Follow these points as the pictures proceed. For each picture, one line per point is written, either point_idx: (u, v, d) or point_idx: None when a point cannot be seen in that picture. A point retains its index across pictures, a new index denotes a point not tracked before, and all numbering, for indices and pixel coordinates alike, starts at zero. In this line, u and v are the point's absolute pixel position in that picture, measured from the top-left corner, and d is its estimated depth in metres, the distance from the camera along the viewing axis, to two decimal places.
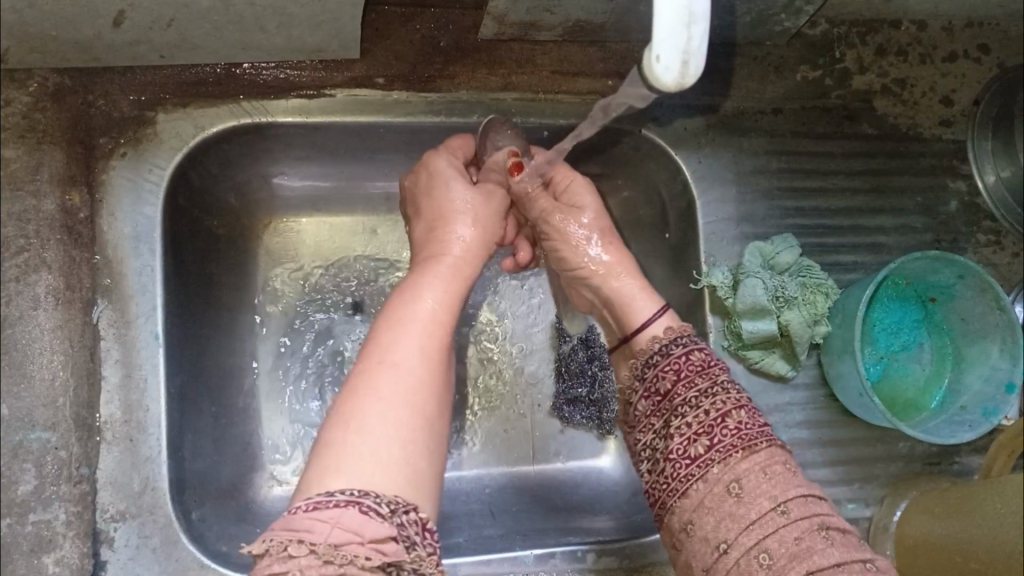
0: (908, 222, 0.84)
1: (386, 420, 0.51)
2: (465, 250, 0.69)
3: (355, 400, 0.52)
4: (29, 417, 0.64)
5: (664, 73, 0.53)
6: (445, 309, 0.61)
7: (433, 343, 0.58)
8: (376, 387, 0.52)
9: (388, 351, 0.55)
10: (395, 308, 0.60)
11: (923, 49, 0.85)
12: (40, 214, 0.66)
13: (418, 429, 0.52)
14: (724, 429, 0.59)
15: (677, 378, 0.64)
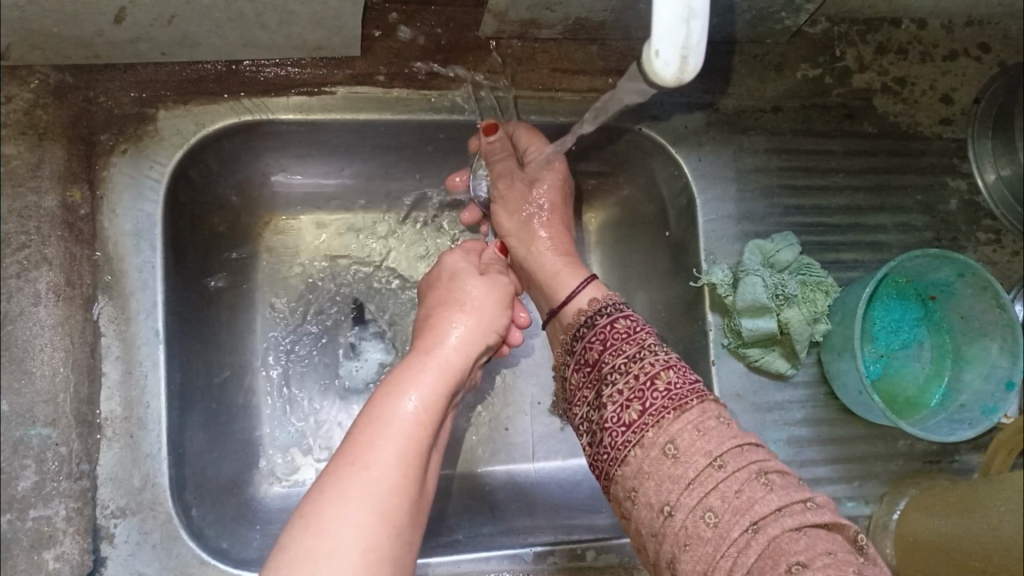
0: (909, 220, 0.84)
1: (349, 525, 0.50)
2: (459, 339, 0.68)
3: (334, 489, 0.51)
4: (29, 414, 0.63)
5: (663, 69, 0.53)
6: (433, 409, 0.60)
7: (419, 443, 0.57)
8: (346, 487, 0.51)
9: (375, 443, 0.55)
10: (389, 396, 0.59)
11: (923, 47, 0.85)
12: (40, 211, 0.65)
13: (377, 548, 0.50)
14: (655, 391, 0.60)
15: (604, 348, 0.65)
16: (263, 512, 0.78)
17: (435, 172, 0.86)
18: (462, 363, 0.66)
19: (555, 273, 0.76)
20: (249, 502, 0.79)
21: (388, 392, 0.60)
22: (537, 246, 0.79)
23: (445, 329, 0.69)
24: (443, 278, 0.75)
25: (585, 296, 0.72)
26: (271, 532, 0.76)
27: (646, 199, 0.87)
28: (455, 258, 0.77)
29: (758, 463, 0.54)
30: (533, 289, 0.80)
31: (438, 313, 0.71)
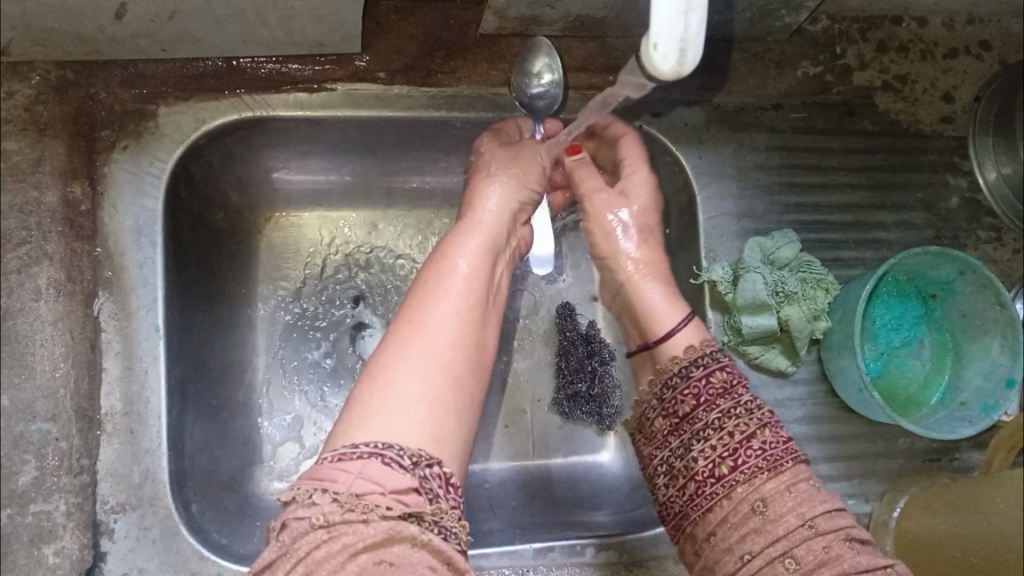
0: (909, 219, 0.84)
1: (416, 381, 0.55)
2: (496, 210, 0.71)
3: (395, 350, 0.56)
4: (31, 409, 0.63)
5: (662, 61, 0.53)
6: (480, 276, 0.65)
7: (472, 303, 0.62)
8: (408, 346, 0.56)
9: (429, 313, 0.60)
10: (439, 271, 0.64)
11: (924, 45, 0.85)
12: (41, 207, 0.65)
13: (440, 399, 0.55)
14: (751, 451, 0.62)
15: (697, 403, 0.66)
16: (264, 507, 0.78)
17: (436, 169, 0.86)
18: (500, 235, 0.70)
19: (652, 310, 0.74)
20: (250, 498, 0.78)
21: (436, 264, 0.65)
22: (630, 278, 0.78)
23: (484, 200, 0.71)
24: (479, 149, 0.76)
25: (682, 339, 0.71)
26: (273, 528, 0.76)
27: None
28: (500, 136, 0.76)
29: (848, 528, 0.57)
30: (626, 318, 0.80)
31: (477, 182, 0.73)
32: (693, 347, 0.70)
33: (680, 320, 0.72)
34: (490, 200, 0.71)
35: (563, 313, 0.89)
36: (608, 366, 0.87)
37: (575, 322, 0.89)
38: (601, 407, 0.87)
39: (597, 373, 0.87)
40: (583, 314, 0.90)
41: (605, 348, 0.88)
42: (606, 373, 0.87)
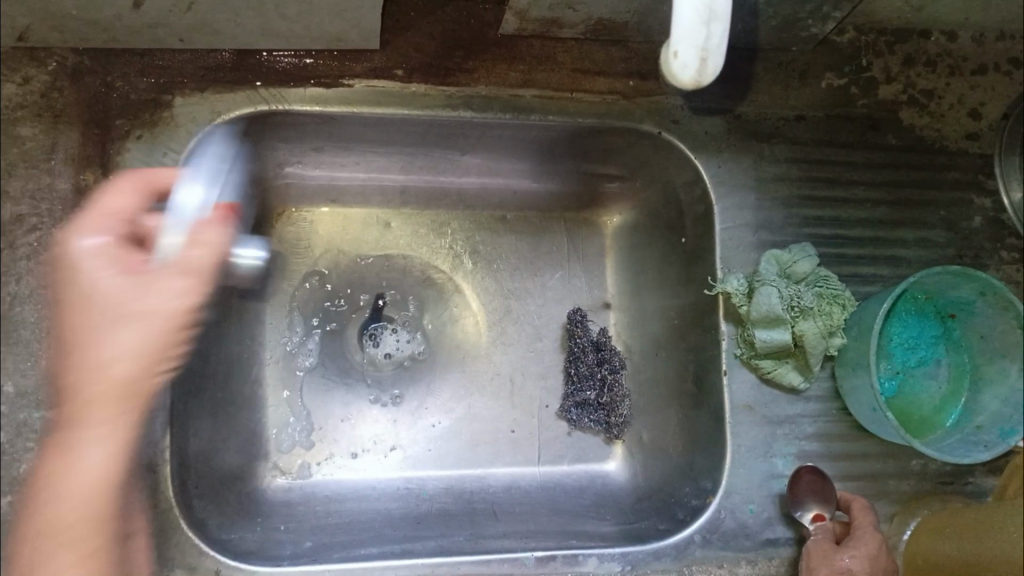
0: (931, 236, 0.82)
1: (65, 500, 0.62)
2: (137, 337, 0.63)
3: (45, 482, 0.63)
4: (33, 396, 0.66)
5: (682, 70, 0.54)
6: (138, 357, 0.64)
7: (95, 485, 0.63)
8: (58, 469, 0.63)
9: (64, 464, 0.63)
10: (75, 421, 0.63)
11: (952, 60, 0.83)
12: (54, 193, 0.68)
13: (85, 519, 0.63)
14: None
15: None
16: (264, 504, 0.78)
17: (451, 171, 0.85)
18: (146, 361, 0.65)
19: None
20: (251, 493, 0.78)
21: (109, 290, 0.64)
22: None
23: (120, 310, 0.63)
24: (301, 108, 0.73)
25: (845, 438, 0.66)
26: (272, 526, 0.76)
27: (663, 204, 0.85)
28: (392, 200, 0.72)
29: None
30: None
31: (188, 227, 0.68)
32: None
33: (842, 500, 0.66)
34: (120, 324, 0.63)
35: (574, 319, 0.87)
36: (618, 374, 0.86)
37: (586, 329, 0.87)
38: (609, 416, 0.85)
39: (606, 381, 0.85)
40: (594, 320, 0.89)
41: (614, 355, 0.86)
42: (616, 382, 0.85)
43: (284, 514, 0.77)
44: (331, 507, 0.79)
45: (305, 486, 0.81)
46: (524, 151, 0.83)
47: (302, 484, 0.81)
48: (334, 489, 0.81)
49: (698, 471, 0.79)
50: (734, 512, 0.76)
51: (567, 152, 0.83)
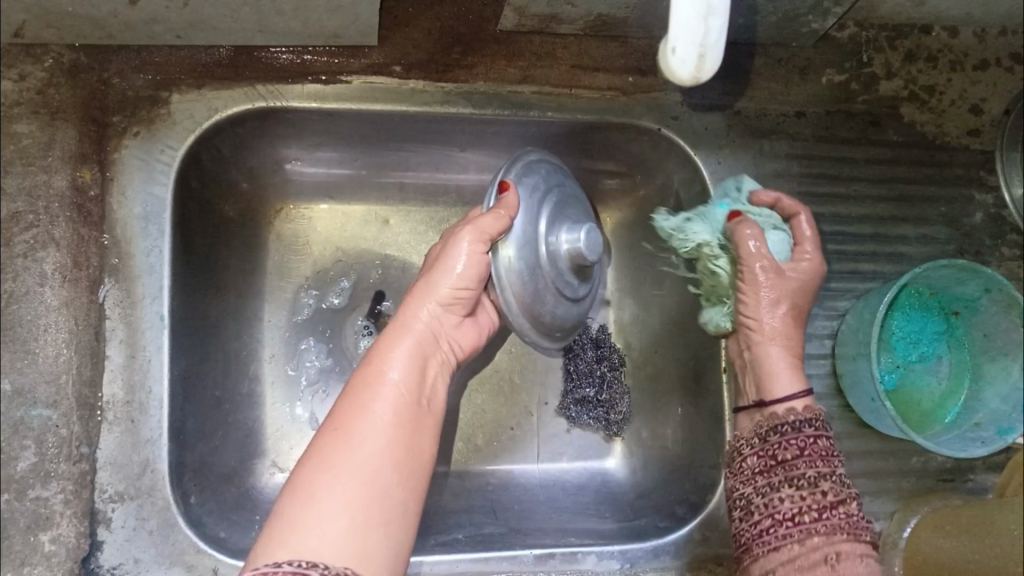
0: (931, 233, 0.82)
1: (341, 490, 0.54)
2: (404, 361, 0.64)
3: (301, 492, 0.54)
4: (31, 393, 0.65)
5: (680, 67, 0.55)
6: (410, 386, 0.63)
7: (382, 456, 0.57)
8: (331, 457, 0.56)
9: (336, 451, 0.56)
10: (351, 415, 0.59)
11: (953, 56, 0.83)
12: (51, 189, 0.67)
13: (380, 500, 0.55)
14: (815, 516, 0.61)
15: (800, 454, 0.64)
16: (263, 502, 0.77)
17: (451, 169, 0.85)
18: (415, 386, 0.64)
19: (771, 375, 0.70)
20: (251, 491, 0.78)
21: (417, 339, 0.67)
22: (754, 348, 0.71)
23: (388, 358, 0.64)
24: (422, 273, 0.71)
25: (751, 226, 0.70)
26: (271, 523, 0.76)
27: (663, 201, 0.85)
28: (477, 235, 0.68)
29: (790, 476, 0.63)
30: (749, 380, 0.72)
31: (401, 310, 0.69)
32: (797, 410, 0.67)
33: (788, 390, 0.69)
34: (394, 360, 0.64)
35: None
36: (617, 372, 0.87)
37: (585, 326, 0.87)
38: (608, 412, 0.86)
39: (605, 378, 0.86)
40: (593, 317, 0.88)
41: (613, 353, 0.87)
42: (615, 380, 0.86)
43: None
44: None
45: None
46: (524, 148, 0.82)
47: None
48: None
49: (699, 468, 0.79)
50: None
51: (567, 148, 0.82)
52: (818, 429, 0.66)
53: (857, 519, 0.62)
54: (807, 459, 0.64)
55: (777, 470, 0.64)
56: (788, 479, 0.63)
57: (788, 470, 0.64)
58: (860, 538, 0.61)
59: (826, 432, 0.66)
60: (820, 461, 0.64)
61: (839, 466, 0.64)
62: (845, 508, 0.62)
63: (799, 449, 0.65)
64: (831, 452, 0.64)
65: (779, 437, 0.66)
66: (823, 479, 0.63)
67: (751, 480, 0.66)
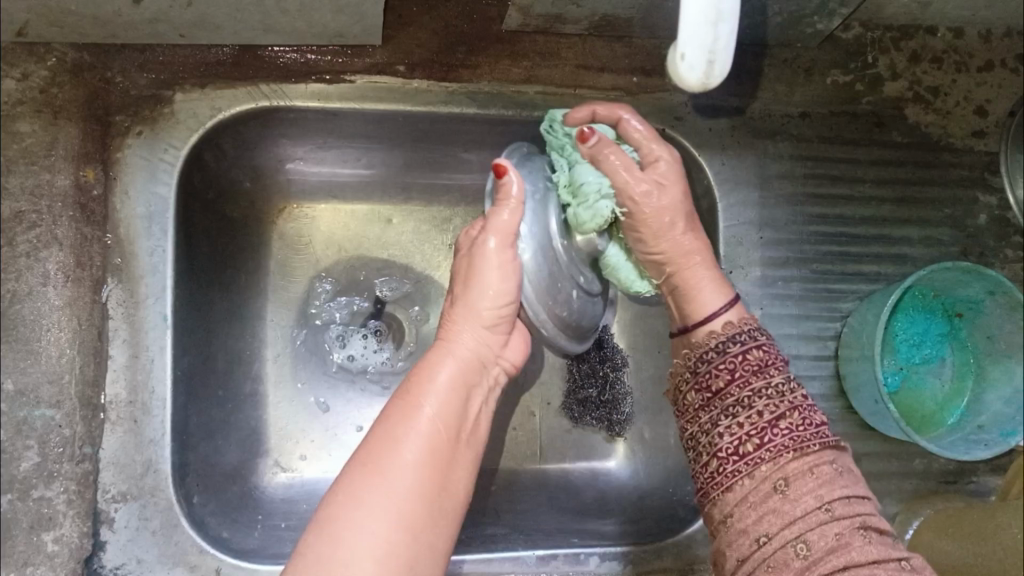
0: (935, 234, 0.82)
1: (368, 530, 0.50)
2: (442, 393, 0.59)
3: (330, 530, 0.50)
4: (34, 393, 0.64)
5: (689, 72, 0.54)
6: (447, 421, 0.58)
7: (419, 492, 0.53)
8: (362, 493, 0.51)
9: (366, 486, 0.52)
10: (387, 443, 0.54)
11: (958, 57, 0.82)
12: (53, 189, 0.66)
13: (408, 540, 0.51)
14: (777, 431, 0.57)
15: (732, 377, 0.60)
16: (265, 502, 0.77)
17: (454, 169, 0.85)
18: (452, 420, 0.58)
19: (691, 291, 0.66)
20: (254, 491, 0.78)
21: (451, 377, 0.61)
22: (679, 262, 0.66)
23: (425, 390, 0.59)
24: (455, 270, 0.67)
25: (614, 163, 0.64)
26: (273, 523, 0.76)
27: None
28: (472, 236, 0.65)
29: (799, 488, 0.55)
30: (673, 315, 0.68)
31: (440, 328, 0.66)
32: (728, 325, 0.63)
33: (720, 305, 0.65)
34: (428, 393, 0.59)
35: None
36: (619, 372, 0.86)
37: None
38: (611, 413, 0.85)
39: (608, 378, 0.85)
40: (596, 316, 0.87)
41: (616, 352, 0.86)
42: (617, 380, 0.86)
43: (286, 511, 0.77)
44: None
45: (306, 483, 0.80)
46: None
47: (303, 481, 0.80)
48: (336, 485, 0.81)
49: None
50: None
51: None
52: (751, 338, 0.62)
53: (807, 438, 0.57)
54: (740, 382, 0.60)
55: (716, 401, 0.60)
56: (727, 409, 0.59)
57: (721, 399, 0.60)
58: (814, 452, 0.57)
59: (769, 342, 0.62)
60: (754, 377, 0.59)
61: (776, 378, 0.60)
62: (788, 419, 0.58)
63: (731, 371, 0.60)
64: (766, 365, 0.60)
65: (707, 364, 0.62)
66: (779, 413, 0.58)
67: (690, 413, 0.62)
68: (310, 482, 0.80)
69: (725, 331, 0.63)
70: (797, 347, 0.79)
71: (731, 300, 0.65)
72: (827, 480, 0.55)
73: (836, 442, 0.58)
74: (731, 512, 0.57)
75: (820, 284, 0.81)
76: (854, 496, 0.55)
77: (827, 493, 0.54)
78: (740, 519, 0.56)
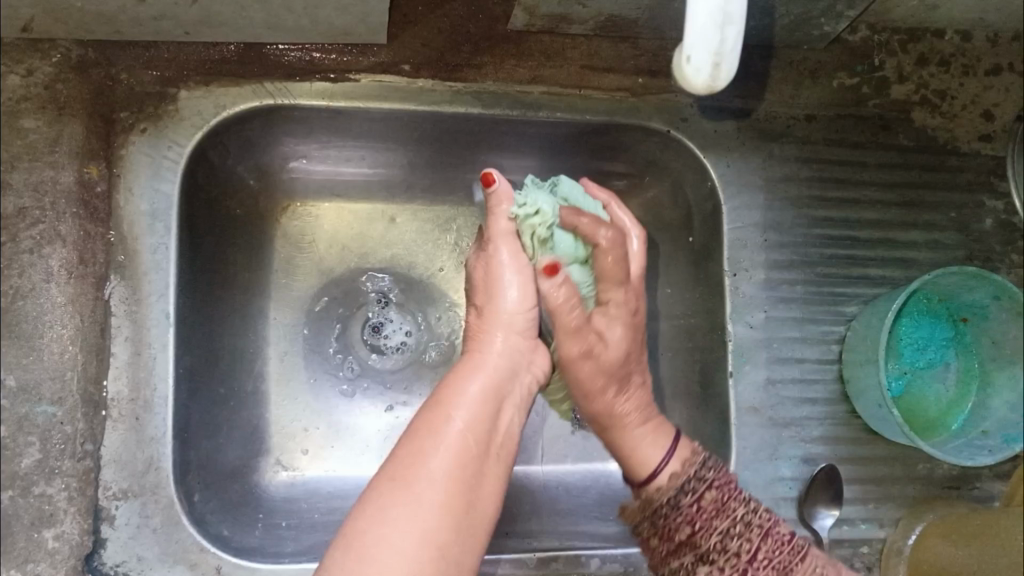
0: (941, 238, 0.82)
1: (394, 551, 0.52)
2: (472, 406, 0.61)
3: (357, 546, 0.53)
4: (36, 390, 0.65)
5: (695, 75, 0.55)
6: (476, 434, 0.60)
7: (443, 512, 0.55)
8: (388, 506, 0.54)
9: (394, 499, 0.54)
10: (421, 448, 0.57)
11: (966, 60, 0.82)
12: (57, 186, 0.67)
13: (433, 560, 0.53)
14: (756, 567, 0.62)
15: (694, 530, 0.63)
16: (266, 500, 0.77)
17: (457, 169, 0.85)
18: (481, 432, 0.60)
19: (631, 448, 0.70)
20: (255, 489, 0.78)
21: (488, 384, 0.63)
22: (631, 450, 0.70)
23: (456, 401, 0.61)
24: (473, 293, 0.70)
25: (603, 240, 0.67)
26: (274, 521, 0.76)
27: (670, 203, 0.84)
28: (482, 267, 0.68)
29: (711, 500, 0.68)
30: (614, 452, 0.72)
31: (471, 338, 0.68)
32: (677, 469, 0.67)
33: (661, 456, 0.69)
34: (458, 404, 0.61)
35: None
36: None
37: None
38: None
39: None
40: None
41: None
42: None
43: (287, 510, 0.77)
44: (334, 504, 0.79)
45: (308, 483, 0.80)
46: (531, 149, 0.82)
47: (304, 480, 0.80)
48: (336, 485, 0.81)
49: None
50: None
51: (577, 150, 0.82)
52: (701, 480, 0.66)
53: (788, 560, 0.62)
54: (705, 532, 0.63)
55: (686, 550, 0.63)
56: (699, 557, 0.63)
57: (695, 547, 0.63)
58: (800, 571, 0.62)
59: (719, 477, 0.66)
60: (716, 519, 0.63)
61: (737, 511, 0.64)
62: (763, 556, 0.62)
63: (691, 524, 0.64)
64: (723, 503, 0.64)
65: (666, 518, 0.65)
66: (744, 530, 0.63)
67: (668, 563, 0.64)
68: (312, 481, 0.81)
69: (672, 482, 0.67)
70: (800, 350, 0.79)
71: (673, 441, 0.70)
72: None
73: (805, 547, 0.63)
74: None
75: (824, 287, 0.80)
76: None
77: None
78: None
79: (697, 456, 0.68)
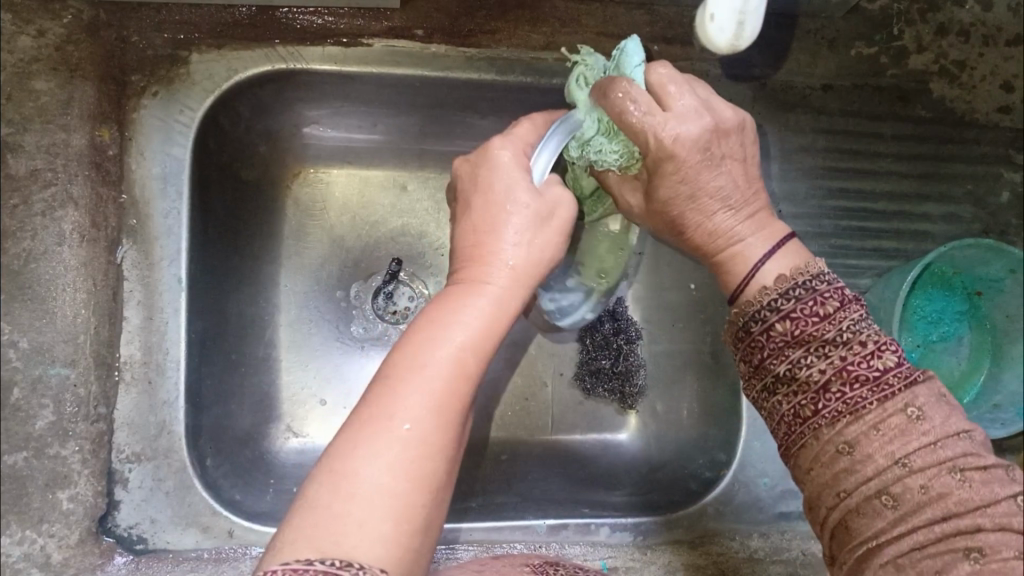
0: (956, 211, 0.82)
1: (378, 495, 0.41)
2: (471, 328, 0.49)
3: (337, 479, 0.42)
4: (49, 352, 0.63)
5: (718, 33, 0.60)
6: (475, 360, 0.48)
7: (438, 436, 0.45)
8: (370, 444, 0.43)
9: (384, 424, 0.43)
10: (411, 374, 0.46)
11: (986, 30, 0.78)
12: (69, 148, 0.64)
13: (421, 496, 0.43)
14: (836, 399, 0.49)
15: (768, 350, 0.52)
16: (277, 465, 0.78)
17: (469, 138, 0.84)
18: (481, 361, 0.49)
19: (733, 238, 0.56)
20: (263, 456, 0.78)
21: (494, 308, 0.51)
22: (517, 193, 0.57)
23: (452, 323, 0.48)
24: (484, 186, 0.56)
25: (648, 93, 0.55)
26: (285, 487, 0.77)
27: None
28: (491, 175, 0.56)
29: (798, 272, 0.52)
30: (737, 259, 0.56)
31: (462, 268, 0.53)
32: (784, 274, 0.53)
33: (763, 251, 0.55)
34: (454, 328, 0.48)
35: None
36: (633, 344, 0.86)
37: None
38: (623, 385, 0.85)
39: (622, 350, 0.85)
40: None
41: (630, 324, 0.86)
42: (631, 352, 0.85)
43: (298, 476, 0.78)
44: None
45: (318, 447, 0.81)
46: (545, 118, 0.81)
47: (314, 445, 0.81)
48: None
49: (713, 444, 0.82)
50: (749, 486, 0.77)
51: None
52: (811, 291, 0.51)
53: (863, 396, 0.48)
54: (778, 356, 0.51)
55: (762, 376, 0.53)
56: (773, 382, 0.52)
57: (765, 374, 0.52)
58: (879, 408, 0.47)
59: (810, 300, 0.51)
60: (794, 347, 0.50)
61: (826, 342, 0.49)
62: (839, 387, 0.49)
63: (763, 348, 0.52)
64: (804, 335, 0.50)
65: (743, 343, 0.54)
66: (830, 357, 0.49)
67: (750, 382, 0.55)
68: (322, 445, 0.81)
69: (759, 299, 0.53)
70: None
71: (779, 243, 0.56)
72: (900, 433, 0.46)
73: (900, 379, 0.48)
74: (811, 466, 0.50)
75: (839, 259, 0.81)
76: (936, 440, 0.46)
77: (900, 448, 0.46)
78: (819, 476, 0.49)
79: (805, 270, 0.53)
